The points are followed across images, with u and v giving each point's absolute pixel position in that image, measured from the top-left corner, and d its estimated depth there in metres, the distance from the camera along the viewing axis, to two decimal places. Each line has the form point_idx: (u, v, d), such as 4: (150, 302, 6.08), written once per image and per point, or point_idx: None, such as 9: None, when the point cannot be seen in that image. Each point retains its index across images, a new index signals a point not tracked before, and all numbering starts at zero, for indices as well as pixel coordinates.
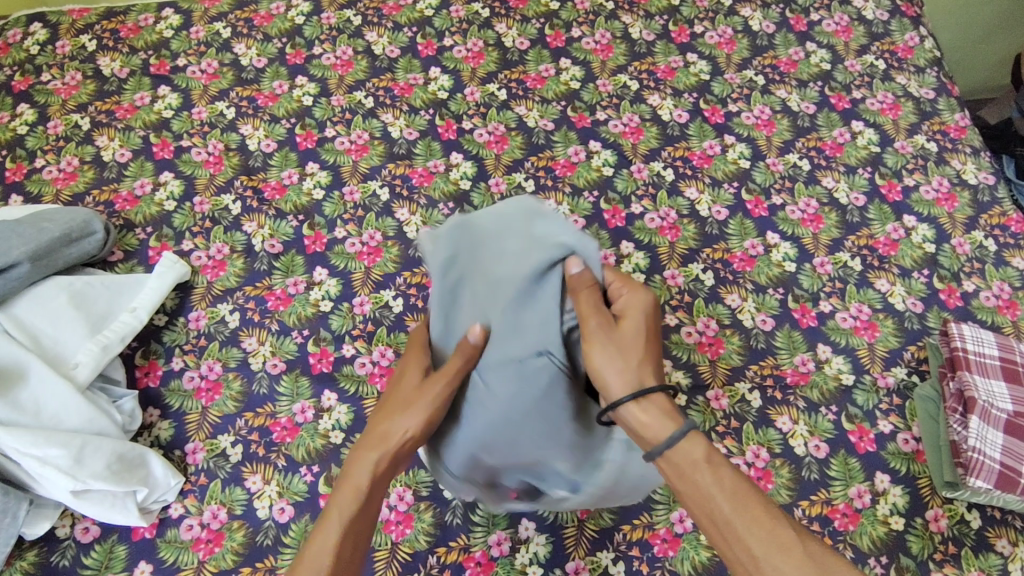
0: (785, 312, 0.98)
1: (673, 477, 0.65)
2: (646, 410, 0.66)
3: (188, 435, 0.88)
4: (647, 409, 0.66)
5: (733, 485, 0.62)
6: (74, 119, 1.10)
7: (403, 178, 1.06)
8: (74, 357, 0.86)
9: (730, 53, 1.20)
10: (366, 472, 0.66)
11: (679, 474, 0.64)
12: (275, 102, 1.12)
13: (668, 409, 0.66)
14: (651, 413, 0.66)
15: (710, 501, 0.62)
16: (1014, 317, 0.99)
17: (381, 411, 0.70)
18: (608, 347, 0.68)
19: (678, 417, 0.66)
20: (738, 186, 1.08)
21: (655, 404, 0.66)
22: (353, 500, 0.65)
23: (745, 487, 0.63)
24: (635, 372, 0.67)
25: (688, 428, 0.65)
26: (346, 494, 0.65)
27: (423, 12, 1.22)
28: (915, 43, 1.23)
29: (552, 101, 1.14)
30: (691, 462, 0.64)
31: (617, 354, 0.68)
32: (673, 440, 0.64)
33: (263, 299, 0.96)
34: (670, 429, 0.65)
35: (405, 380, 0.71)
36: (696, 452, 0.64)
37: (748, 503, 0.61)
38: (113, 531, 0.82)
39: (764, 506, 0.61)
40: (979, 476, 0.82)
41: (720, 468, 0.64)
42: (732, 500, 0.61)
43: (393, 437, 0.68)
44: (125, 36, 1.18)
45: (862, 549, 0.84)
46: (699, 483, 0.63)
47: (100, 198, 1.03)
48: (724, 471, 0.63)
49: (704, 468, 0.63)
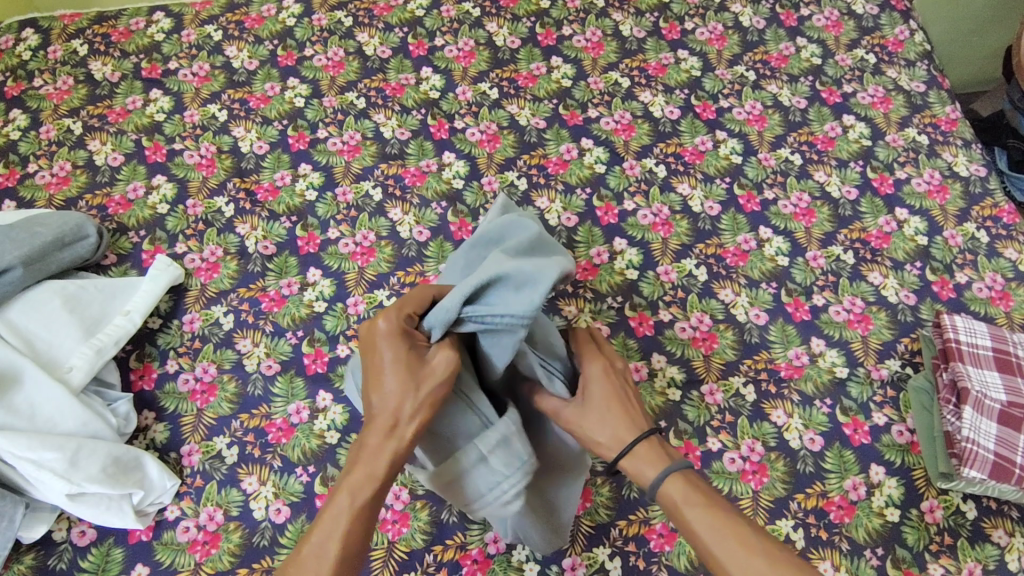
0: (779, 306, 0.98)
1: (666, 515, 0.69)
2: (630, 463, 0.71)
3: (183, 437, 0.88)
4: (632, 460, 0.71)
5: (711, 517, 0.66)
6: (66, 124, 1.10)
7: (395, 178, 1.06)
8: (68, 361, 0.86)
9: (721, 50, 1.21)
10: (384, 458, 0.64)
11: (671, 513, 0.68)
12: (267, 104, 1.12)
13: (655, 454, 0.71)
14: (636, 459, 0.71)
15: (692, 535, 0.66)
16: (1007, 308, 0.99)
17: (372, 383, 0.66)
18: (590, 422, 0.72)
19: (663, 460, 0.70)
20: (730, 181, 1.08)
21: (639, 454, 0.71)
22: (369, 481, 0.64)
23: (723, 517, 0.66)
24: (619, 427, 0.72)
25: (670, 471, 0.69)
26: (360, 475, 0.64)
27: (414, 12, 1.22)
28: (905, 37, 1.23)
29: (544, 99, 1.14)
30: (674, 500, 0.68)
31: (600, 420, 0.72)
32: (654, 485, 0.69)
33: (257, 300, 0.96)
34: (651, 474, 0.70)
35: (387, 352, 0.65)
36: (674, 493, 0.68)
37: (731, 539, 0.64)
38: (109, 535, 0.82)
39: (739, 534, 0.64)
40: (973, 466, 0.83)
41: (699, 503, 0.67)
42: (710, 530, 0.65)
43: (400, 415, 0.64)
44: (116, 40, 1.18)
45: (858, 542, 0.84)
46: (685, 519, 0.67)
47: (93, 202, 1.03)
48: (701, 504, 0.67)
49: (686, 508, 0.67)
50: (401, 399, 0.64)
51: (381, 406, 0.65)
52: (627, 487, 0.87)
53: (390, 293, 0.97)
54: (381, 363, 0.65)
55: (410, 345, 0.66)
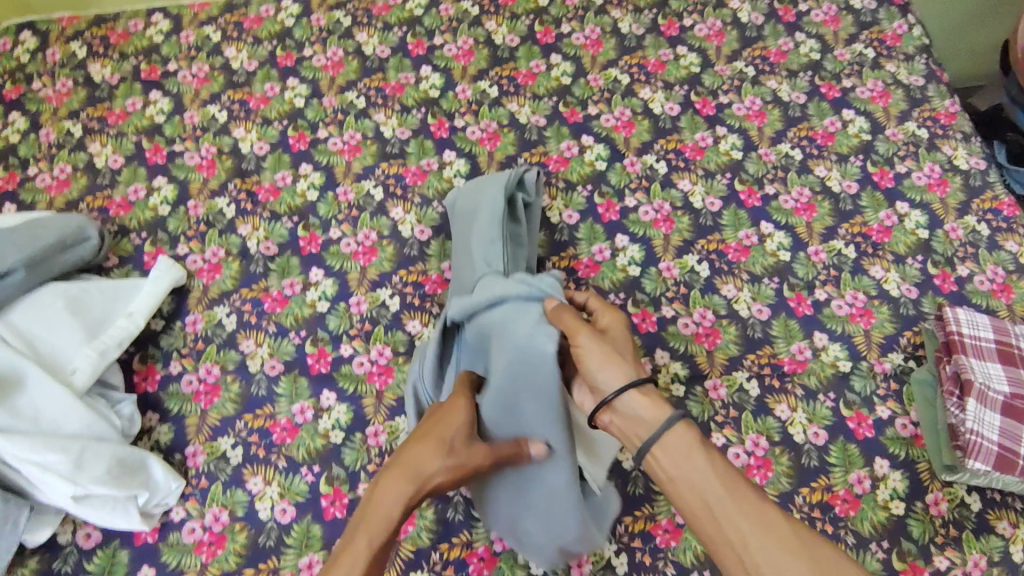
0: (781, 301, 0.98)
1: (666, 463, 0.65)
2: (640, 398, 0.67)
3: (187, 438, 0.88)
4: (642, 395, 0.68)
5: (724, 469, 0.63)
6: (66, 126, 1.10)
7: (397, 177, 1.06)
8: (71, 362, 0.86)
9: (720, 46, 1.21)
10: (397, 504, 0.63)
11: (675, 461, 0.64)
12: (267, 105, 1.12)
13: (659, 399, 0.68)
14: (647, 400, 0.67)
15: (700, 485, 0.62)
16: (1009, 300, 1.00)
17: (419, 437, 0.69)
18: (598, 347, 0.71)
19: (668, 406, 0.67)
20: (731, 176, 1.08)
21: (650, 394, 0.68)
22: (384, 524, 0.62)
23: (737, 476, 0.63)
24: (628, 362, 0.70)
25: (680, 417, 0.66)
26: (378, 520, 0.62)
27: (412, 11, 1.22)
28: (903, 32, 1.23)
29: (543, 97, 1.14)
30: (685, 446, 0.64)
31: (611, 354, 0.70)
32: (669, 424, 0.65)
33: (260, 300, 0.96)
34: (665, 412, 0.66)
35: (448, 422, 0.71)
36: (687, 436, 0.65)
37: (742, 490, 0.62)
38: (114, 537, 0.82)
39: (752, 493, 0.62)
40: (977, 458, 0.83)
41: (713, 454, 0.64)
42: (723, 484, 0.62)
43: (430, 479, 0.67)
44: (115, 42, 1.18)
45: (863, 535, 0.84)
46: (694, 466, 0.63)
47: (94, 204, 1.03)
48: (716, 460, 0.63)
49: (694, 452, 0.64)
50: (446, 469, 0.67)
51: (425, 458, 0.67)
52: (632, 483, 0.87)
53: (392, 292, 0.97)
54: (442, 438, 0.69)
55: (463, 422, 0.71)
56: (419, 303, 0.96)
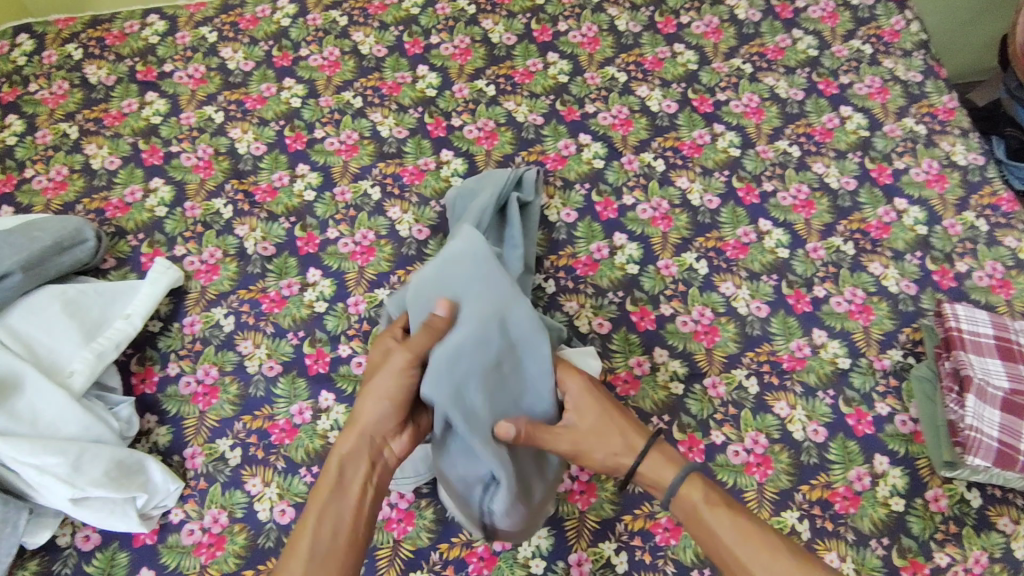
0: (780, 298, 0.98)
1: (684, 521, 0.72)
2: (648, 470, 0.73)
3: (186, 440, 0.88)
4: (649, 464, 0.73)
5: (735, 521, 0.69)
6: (62, 128, 1.09)
7: (394, 176, 1.06)
8: (69, 365, 0.86)
9: (717, 43, 1.21)
10: (332, 459, 0.72)
11: (689, 518, 0.71)
12: (263, 105, 1.12)
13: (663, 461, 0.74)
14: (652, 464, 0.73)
15: (716, 541, 0.69)
16: (1008, 296, 1.00)
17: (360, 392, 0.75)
18: (596, 442, 0.74)
19: (674, 464, 0.73)
20: (729, 174, 1.08)
21: (656, 458, 0.74)
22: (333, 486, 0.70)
23: (746, 525, 0.69)
24: (624, 440, 0.74)
25: (687, 473, 0.72)
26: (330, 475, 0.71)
27: (409, 11, 1.22)
28: (901, 27, 1.23)
29: (541, 95, 1.14)
30: (694, 506, 0.71)
31: (608, 440, 0.74)
32: (675, 487, 0.72)
33: (257, 301, 0.96)
34: (671, 476, 0.72)
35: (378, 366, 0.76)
36: (694, 496, 0.71)
37: (755, 543, 0.67)
38: (114, 539, 0.82)
39: (761, 538, 0.67)
40: (977, 454, 0.82)
41: (720, 508, 0.70)
42: (735, 536, 0.68)
43: (360, 420, 0.72)
44: (111, 43, 1.18)
45: (864, 532, 0.84)
46: (706, 524, 0.70)
47: (91, 206, 1.03)
48: (724, 513, 0.69)
49: (705, 510, 0.70)
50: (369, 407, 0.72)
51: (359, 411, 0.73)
52: (631, 482, 0.87)
53: (390, 292, 0.97)
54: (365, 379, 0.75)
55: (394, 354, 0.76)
56: None
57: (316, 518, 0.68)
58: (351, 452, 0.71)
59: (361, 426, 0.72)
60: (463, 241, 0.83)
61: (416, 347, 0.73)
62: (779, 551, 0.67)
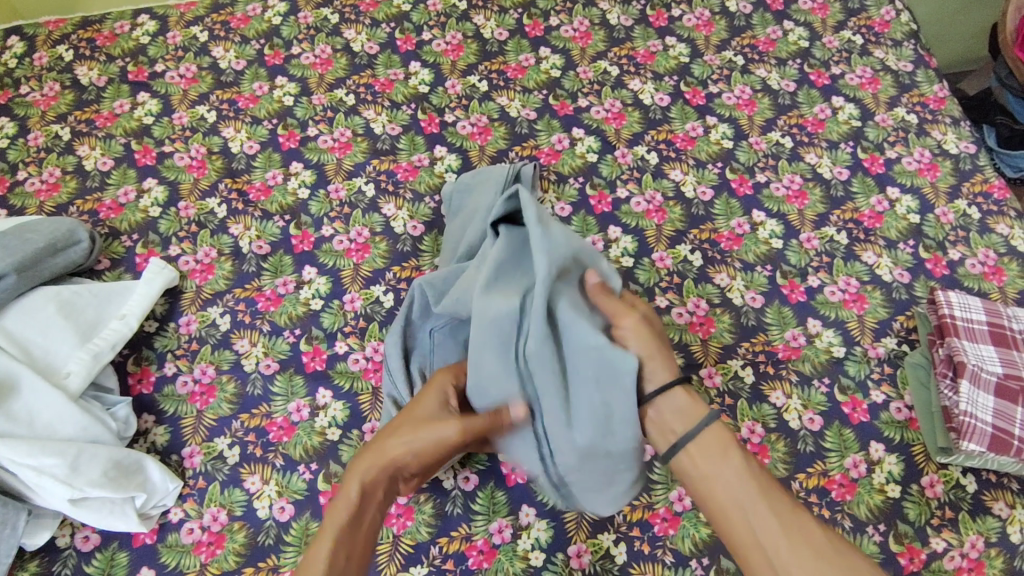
0: (774, 289, 0.99)
1: (702, 457, 0.71)
2: (681, 399, 0.73)
3: (184, 439, 0.88)
4: (684, 395, 0.74)
5: (759, 471, 0.70)
6: (54, 130, 1.09)
7: (388, 173, 1.06)
8: (65, 366, 0.85)
9: (709, 35, 1.21)
10: (355, 486, 0.70)
11: (712, 455, 0.71)
12: (256, 104, 1.12)
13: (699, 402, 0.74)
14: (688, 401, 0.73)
15: (737, 483, 0.69)
16: (1001, 283, 1.00)
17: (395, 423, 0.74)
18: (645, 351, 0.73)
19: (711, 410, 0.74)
20: (722, 166, 1.08)
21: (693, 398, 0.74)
22: (346, 507, 0.69)
23: (768, 479, 0.70)
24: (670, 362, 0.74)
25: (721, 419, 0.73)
26: (353, 495, 0.69)
27: (400, 7, 1.22)
28: (891, 18, 1.24)
29: (533, 90, 1.14)
30: (722, 445, 0.71)
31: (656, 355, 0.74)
32: (709, 422, 0.72)
33: (253, 300, 0.96)
34: (704, 412, 0.73)
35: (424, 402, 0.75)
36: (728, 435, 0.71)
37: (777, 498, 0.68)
38: (113, 539, 0.82)
39: (780, 496, 0.69)
40: (972, 440, 0.83)
41: (747, 456, 0.71)
42: (758, 483, 0.69)
43: (395, 449, 0.71)
44: (102, 44, 1.18)
45: (860, 519, 0.85)
46: (731, 463, 0.70)
47: (84, 207, 1.03)
48: (751, 460, 0.70)
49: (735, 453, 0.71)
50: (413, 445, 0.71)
51: (399, 440, 0.71)
52: None
53: (386, 288, 0.97)
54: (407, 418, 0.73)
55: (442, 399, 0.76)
56: None
57: (334, 537, 0.67)
58: (376, 482, 0.71)
59: (391, 455, 0.71)
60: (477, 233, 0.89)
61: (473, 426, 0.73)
62: (797, 510, 0.68)
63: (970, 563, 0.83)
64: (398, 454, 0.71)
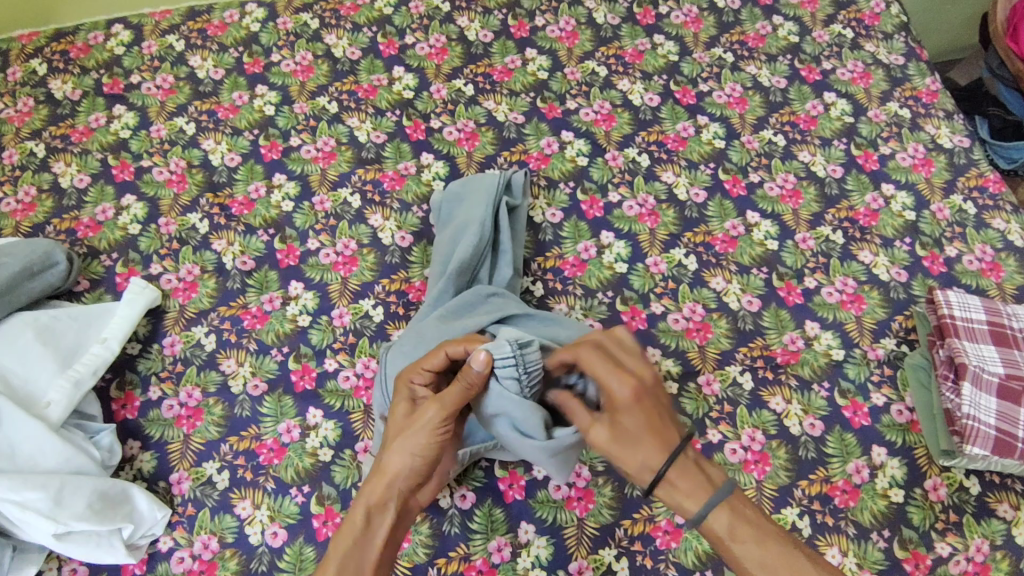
0: (771, 291, 0.97)
1: (708, 541, 0.66)
2: (670, 496, 0.66)
3: (171, 465, 0.85)
4: (669, 491, 0.65)
5: (782, 551, 0.63)
6: (28, 147, 1.05)
7: (374, 183, 1.03)
8: (45, 395, 0.83)
9: (698, 32, 1.19)
10: (361, 506, 0.66)
11: (713, 542, 0.66)
12: (236, 114, 1.09)
13: (684, 488, 0.65)
14: (676, 492, 0.65)
15: (744, 571, 0.64)
16: (999, 279, 0.99)
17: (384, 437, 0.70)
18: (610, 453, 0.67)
19: (704, 491, 0.65)
20: (714, 166, 1.07)
21: (676, 484, 0.65)
22: (354, 531, 0.65)
23: (777, 555, 0.63)
24: (641, 469, 0.65)
25: (711, 506, 0.64)
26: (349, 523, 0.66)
27: (381, 11, 1.19)
28: (881, 10, 1.22)
29: (521, 92, 1.12)
30: (719, 536, 0.65)
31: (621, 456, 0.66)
32: (697, 520, 0.65)
33: (239, 318, 0.93)
34: (693, 511, 0.65)
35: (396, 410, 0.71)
36: (720, 531, 0.64)
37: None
38: (101, 570, 0.80)
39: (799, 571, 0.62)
40: (976, 443, 0.82)
41: (751, 543, 0.64)
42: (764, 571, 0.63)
43: (387, 470, 0.67)
44: (75, 56, 1.14)
45: (864, 525, 0.84)
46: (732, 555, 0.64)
47: (61, 227, 0.99)
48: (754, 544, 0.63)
49: (731, 541, 0.64)
50: (405, 457, 0.67)
51: (390, 464, 0.67)
52: (629, 485, 0.85)
53: (375, 302, 0.94)
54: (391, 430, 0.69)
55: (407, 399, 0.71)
56: (403, 313, 0.94)
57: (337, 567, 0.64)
58: (378, 502, 0.67)
59: (388, 474, 0.67)
60: (472, 246, 0.90)
61: (449, 401, 0.69)
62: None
63: (976, 566, 0.82)
64: (392, 466, 0.67)
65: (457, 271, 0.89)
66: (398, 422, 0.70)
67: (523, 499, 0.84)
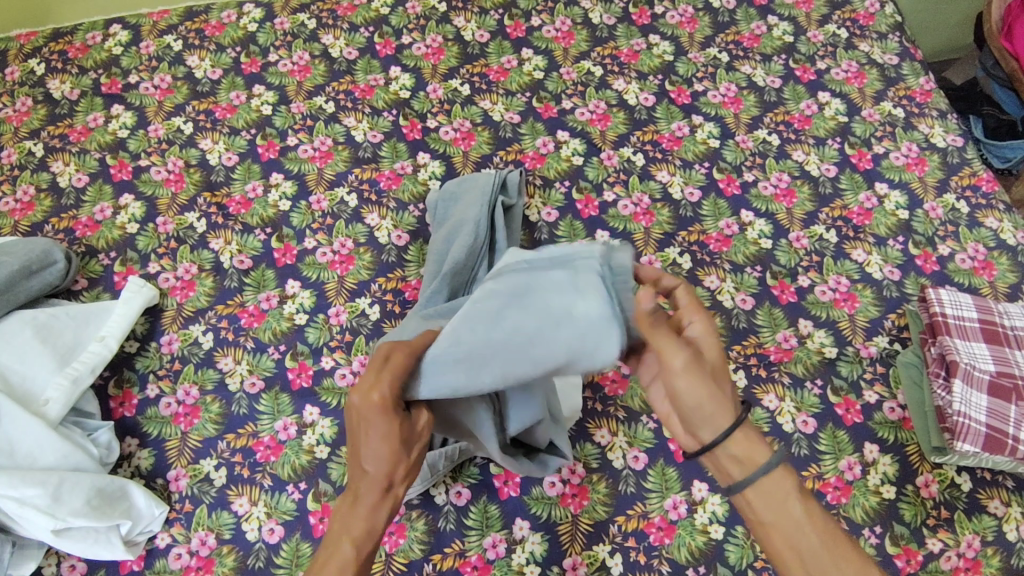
0: (765, 290, 0.98)
1: (763, 505, 0.62)
2: (739, 442, 0.62)
3: (169, 462, 0.86)
4: (741, 438, 0.62)
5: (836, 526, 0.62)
6: (27, 146, 1.06)
7: (370, 182, 1.04)
8: (44, 393, 0.83)
9: (693, 32, 1.19)
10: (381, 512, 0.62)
11: (772, 503, 0.61)
12: (233, 113, 1.09)
13: (755, 438, 0.62)
14: (746, 441, 0.62)
15: (803, 535, 0.60)
16: (991, 277, 1.00)
17: (378, 430, 0.60)
18: (698, 384, 0.60)
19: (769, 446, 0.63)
20: (709, 165, 1.07)
21: (750, 432, 0.62)
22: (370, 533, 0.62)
23: (836, 527, 0.61)
24: (727, 400, 0.61)
25: (784, 461, 0.62)
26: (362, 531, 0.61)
27: (378, 11, 1.19)
28: (875, 10, 1.23)
29: (517, 92, 1.12)
30: (786, 494, 0.61)
31: (710, 386, 0.61)
32: (770, 470, 0.61)
33: (236, 316, 0.94)
34: (767, 457, 0.62)
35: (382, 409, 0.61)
36: (791, 486, 0.61)
37: (841, 546, 0.60)
38: (100, 566, 0.80)
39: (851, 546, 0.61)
40: (966, 440, 0.82)
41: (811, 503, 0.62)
42: (824, 539, 0.60)
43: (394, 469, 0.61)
44: (74, 56, 1.15)
45: (856, 522, 0.84)
46: (795, 517, 0.61)
47: (60, 226, 1.00)
48: (816, 507, 0.61)
49: (798, 502, 0.61)
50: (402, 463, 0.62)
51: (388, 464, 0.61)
52: (623, 482, 0.86)
53: (372, 300, 0.95)
54: (377, 427, 0.60)
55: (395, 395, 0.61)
56: (400, 311, 0.94)
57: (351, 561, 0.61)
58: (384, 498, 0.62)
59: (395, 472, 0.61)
60: (466, 247, 0.90)
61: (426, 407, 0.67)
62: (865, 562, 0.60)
63: (967, 562, 0.82)
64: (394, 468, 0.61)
65: (450, 274, 0.88)
66: (386, 421, 0.61)
67: (518, 496, 0.85)
